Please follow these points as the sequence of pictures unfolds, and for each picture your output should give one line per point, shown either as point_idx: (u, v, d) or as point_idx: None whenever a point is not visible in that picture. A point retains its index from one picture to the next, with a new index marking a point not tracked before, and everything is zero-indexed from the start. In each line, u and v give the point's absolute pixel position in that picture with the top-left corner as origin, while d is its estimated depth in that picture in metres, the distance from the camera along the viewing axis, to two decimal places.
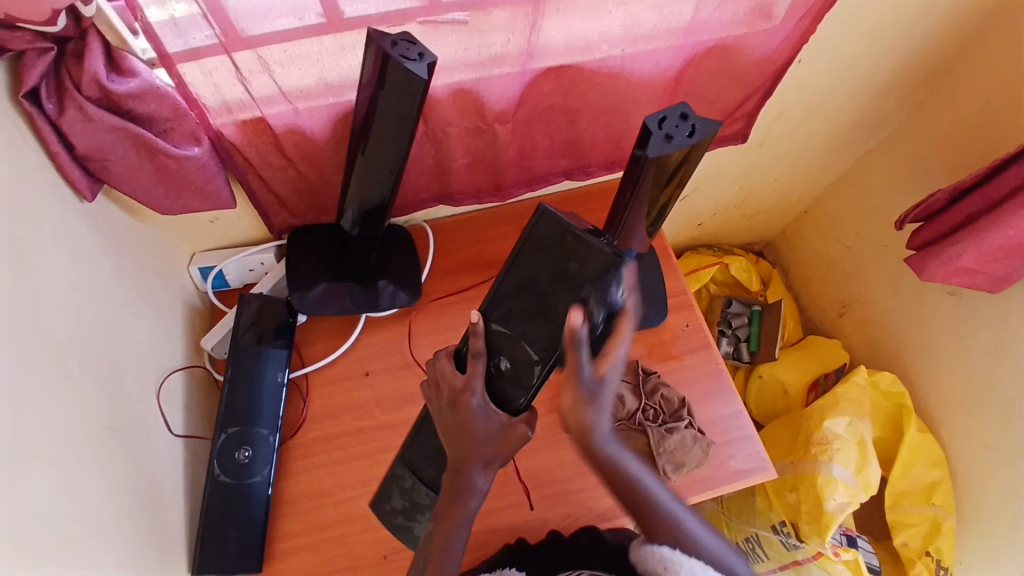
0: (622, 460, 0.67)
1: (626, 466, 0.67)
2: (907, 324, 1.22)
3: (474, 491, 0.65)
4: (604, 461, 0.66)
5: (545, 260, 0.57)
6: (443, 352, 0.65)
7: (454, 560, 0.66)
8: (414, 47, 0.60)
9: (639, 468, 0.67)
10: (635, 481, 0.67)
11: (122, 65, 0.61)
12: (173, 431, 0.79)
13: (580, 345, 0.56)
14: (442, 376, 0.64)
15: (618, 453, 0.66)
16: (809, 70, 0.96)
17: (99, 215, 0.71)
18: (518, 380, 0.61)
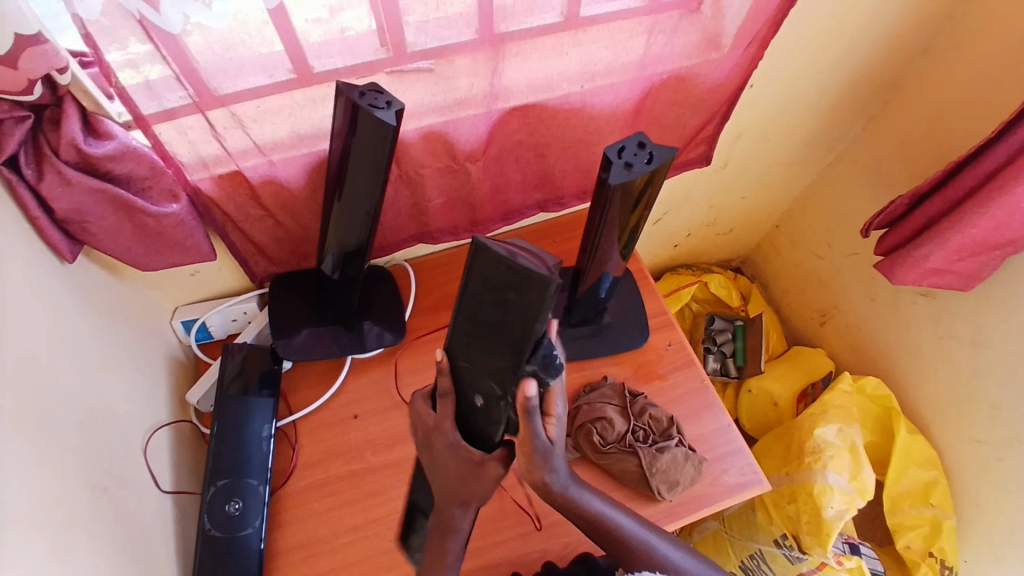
0: (582, 498, 0.69)
1: (586, 503, 0.69)
2: (886, 329, 1.25)
3: (459, 532, 0.67)
4: (568, 505, 0.68)
5: (481, 295, 0.49)
6: (419, 393, 0.64)
7: None
8: (382, 97, 0.63)
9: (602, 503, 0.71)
10: (598, 514, 0.70)
11: (99, 129, 0.63)
12: (161, 487, 0.78)
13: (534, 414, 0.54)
14: (418, 417, 0.63)
15: (580, 496, 0.69)
16: (763, 92, 1.01)
17: (80, 276, 0.72)
18: (490, 414, 0.57)
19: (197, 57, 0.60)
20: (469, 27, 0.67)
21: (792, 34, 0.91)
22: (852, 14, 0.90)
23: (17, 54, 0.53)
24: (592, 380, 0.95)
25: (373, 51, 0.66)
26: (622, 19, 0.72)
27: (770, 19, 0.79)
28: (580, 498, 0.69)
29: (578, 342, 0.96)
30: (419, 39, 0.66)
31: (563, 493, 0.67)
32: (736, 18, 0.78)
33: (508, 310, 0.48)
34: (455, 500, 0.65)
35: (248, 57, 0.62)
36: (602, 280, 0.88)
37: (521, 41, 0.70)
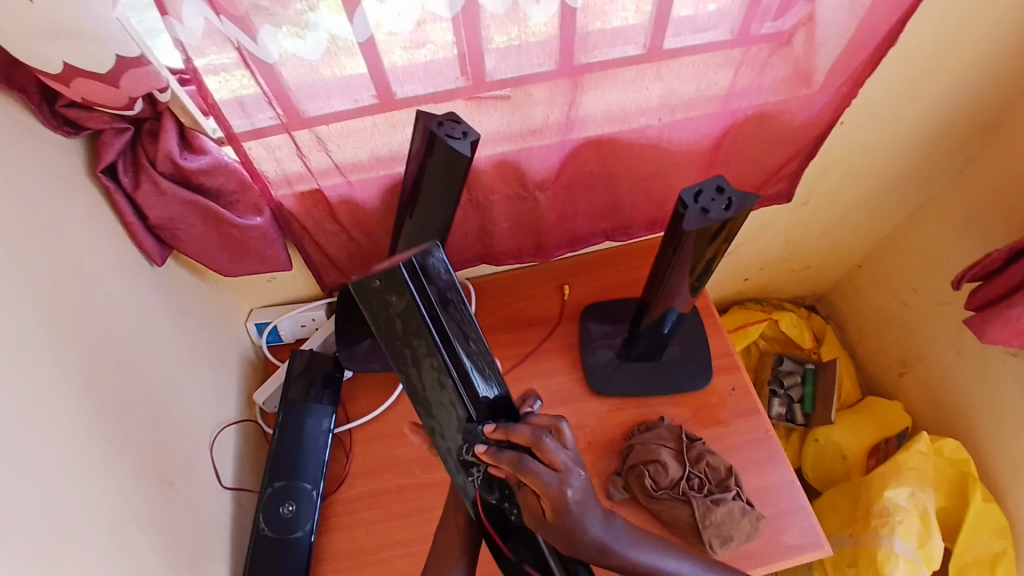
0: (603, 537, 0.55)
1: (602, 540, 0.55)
2: (973, 389, 1.14)
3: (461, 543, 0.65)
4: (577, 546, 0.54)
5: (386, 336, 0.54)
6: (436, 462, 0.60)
7: None
8: (458, 126, 0.64)
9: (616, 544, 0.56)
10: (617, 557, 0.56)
11: (195, 144, 0.67)
12: (222, 482, 0.82)
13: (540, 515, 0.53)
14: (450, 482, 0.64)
15: (598, 536, 0.54)
16: (852, 130, 0.96)
17: (167, 278, 0.77)
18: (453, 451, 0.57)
19: (289, 82, 0.63)
20: (549, 58, 0.67)
21: (888, 72, 0.86)
22: (958, 51, 0.84)
23: (120, 75, 0.56)
24: (648, 419, 0.92)
25: (453, 80, 0.67)
26: (707, 52, 0.70)
27: (866, 58, 0.75)
28: (600, 542, 0.55)
29: (637, 376, 0.93)
30: (499, 68, 0.67)
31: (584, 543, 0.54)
32: (831, 55, 0.75)
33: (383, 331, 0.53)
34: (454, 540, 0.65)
35: (335, 84, 0.64)
36: (667, 316, 0.85)
37: (600, 73, 0.70)
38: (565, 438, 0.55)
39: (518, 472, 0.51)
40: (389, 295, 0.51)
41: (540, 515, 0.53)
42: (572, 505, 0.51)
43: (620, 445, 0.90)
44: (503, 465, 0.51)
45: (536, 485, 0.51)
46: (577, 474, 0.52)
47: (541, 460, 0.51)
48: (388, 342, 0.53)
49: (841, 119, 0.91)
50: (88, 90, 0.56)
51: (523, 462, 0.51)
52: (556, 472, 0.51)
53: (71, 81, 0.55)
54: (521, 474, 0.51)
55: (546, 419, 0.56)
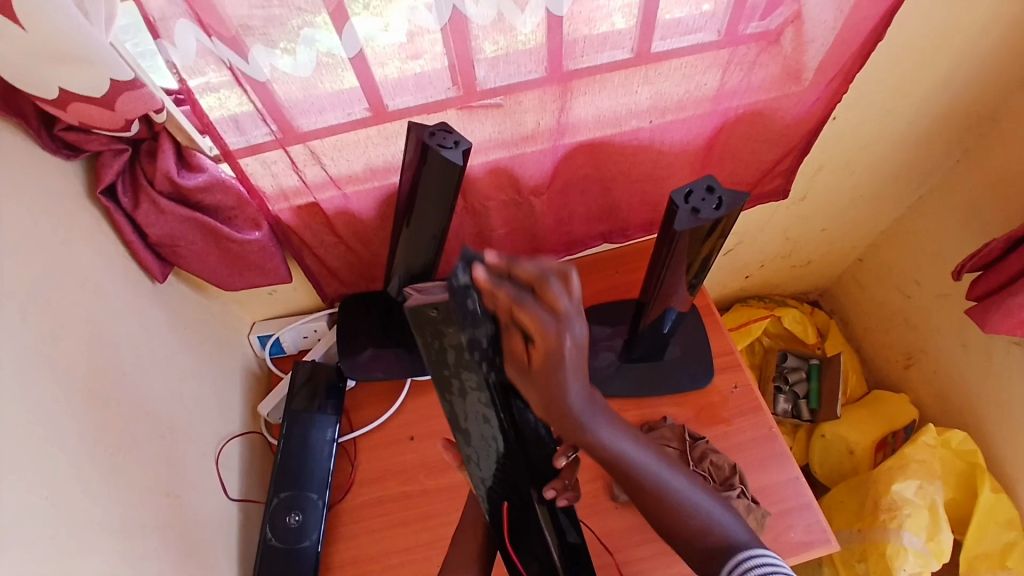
0: (604, 438, 0.56)
1: (596, 434, 0.55)
2: (978, 379, 1.14)
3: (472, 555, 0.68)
4: (582, 439, 0.56)
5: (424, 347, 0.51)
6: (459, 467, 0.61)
7: None
8: (451, 136, 0.65)
9: (617, 439, 0.57)
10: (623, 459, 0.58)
11: (192, 162, 0.69)
12: (229, 494, 0.83)
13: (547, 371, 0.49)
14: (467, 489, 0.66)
15: (597, 432, 0.55)
16: (846, 124, 0.96)
17: (169, 294, 0.78)
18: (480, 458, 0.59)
19: (282, 99, 0.64)
20: (538, 66, 0.67)
21: (879, 66, 0.86)
22: (948, 42, 0.84)
23: (115, 97, 0.57)
24: (651, 420, 0.92)
25: (443, 90, 0.68)
26: (696, 53, 0.71)
27: (855, 53, 0.76)
28: (599, 435, 0.55)
29: (638, 377, 0.94)
30: (489, 77, 0.68)
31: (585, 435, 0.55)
32: (819, 52, 0.75)
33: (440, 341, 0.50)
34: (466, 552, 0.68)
35: (328, 99, 0.65)
36: (666, 316, 0.86)
37: (589, 78, 0.70)
38: (572, 286, 0.47)
39: (512, 309, 0.46)
40: (442, 325, 0.49)
41: (526, 362, 0.51)
42: (563, 357, 0.48)
43: None
44: (497, 300, 0.46)
45: (533, 324, 0.46)
46: (580, 321, 0.48)
47: (543, 286, 0.46)
48: (434, 366, 0.52)
49: (834, 114, 0.92)
50: (84, 114, 0.58)
51: (520, 297, 0.46)
52: (556, 316, 0.46)
53: (67, 105, 0.56)
54: (515, 310, 0.46)
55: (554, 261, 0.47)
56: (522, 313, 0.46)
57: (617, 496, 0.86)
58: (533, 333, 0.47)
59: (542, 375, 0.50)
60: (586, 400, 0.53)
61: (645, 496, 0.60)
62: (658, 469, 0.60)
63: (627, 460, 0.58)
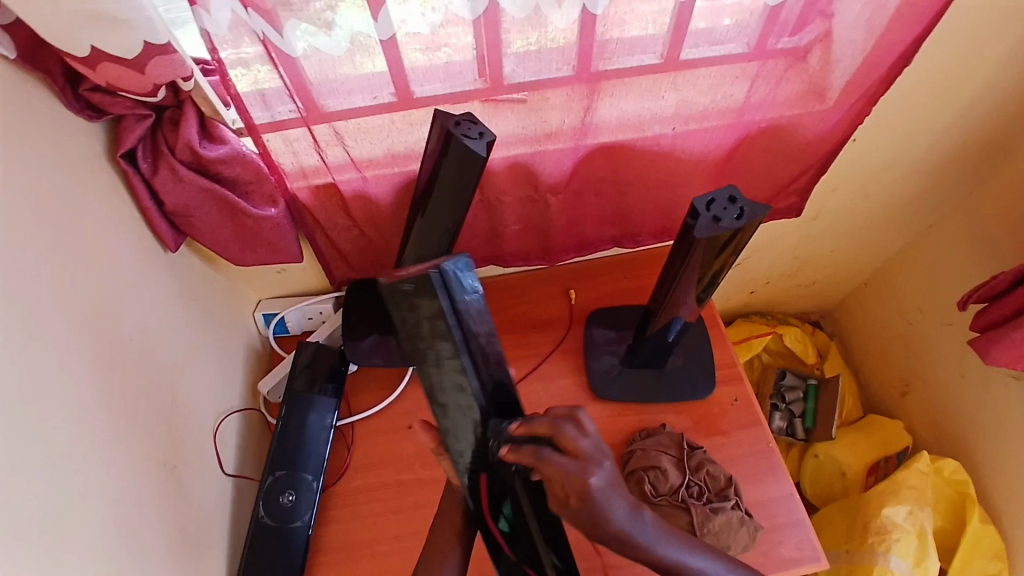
0: (664, 551, 0.53)
1: (657, 547, 0.52)
2: (975, 411, 1.14)
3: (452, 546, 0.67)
4: (643, 558, 0.52)
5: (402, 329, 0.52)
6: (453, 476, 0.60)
7: None
8: (475, 127, 0.65)
9: (677, 544, 0.54)
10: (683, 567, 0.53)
11: (213, 134, 0.68)
12: (225, 469, 0.83)
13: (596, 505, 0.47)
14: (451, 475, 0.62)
15: (658, 549, 0.52)
16: (865, 147, 0.96)
17: (180, 264, 0.78)
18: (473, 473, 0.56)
19: (311, 77, 0.64)
20: (567, 64, 0.67)
21: (902, 93, 0.87)
22: (974, 72, 0.84)
23: (146, 61, 0.57)
24: (649, 426, 0.92)
25: (471, 81, 0.68)
26: (724, 64, 0.71)
27: (881, 76, 0.76)
28: (660, 550, 0.52)
29: (639, 383, 0.94)
30: (517, 72, 0.68)
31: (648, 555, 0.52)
32: (846, 72, 0.75)
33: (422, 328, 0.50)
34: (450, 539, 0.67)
35: (356, 80, 0.65)
36: (672, 324, 0.86)
37: (616, 81, 0.70)
38: (583, 429, 0.48)
39: (537, 464, 0.48)
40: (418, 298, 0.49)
41: (566, 503, 0.48)
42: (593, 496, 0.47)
43: (620, 451, 0.90)
44: (522, 461, 0.49)
45: (556, 477, 0.47)
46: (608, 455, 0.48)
47: (568, 439, 0.47)
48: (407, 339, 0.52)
49: (854, 135, 0.92)
50: (112, 75, 0.58)
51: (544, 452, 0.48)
52: (577, 460, 0.47)
53: (97, 65, 0.56)
54: (541, 465, 0.48)
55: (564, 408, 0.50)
56: (548, 468, 0.47)
57: None
58: (558, 481, 0.47)
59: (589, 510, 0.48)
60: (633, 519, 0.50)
61: None
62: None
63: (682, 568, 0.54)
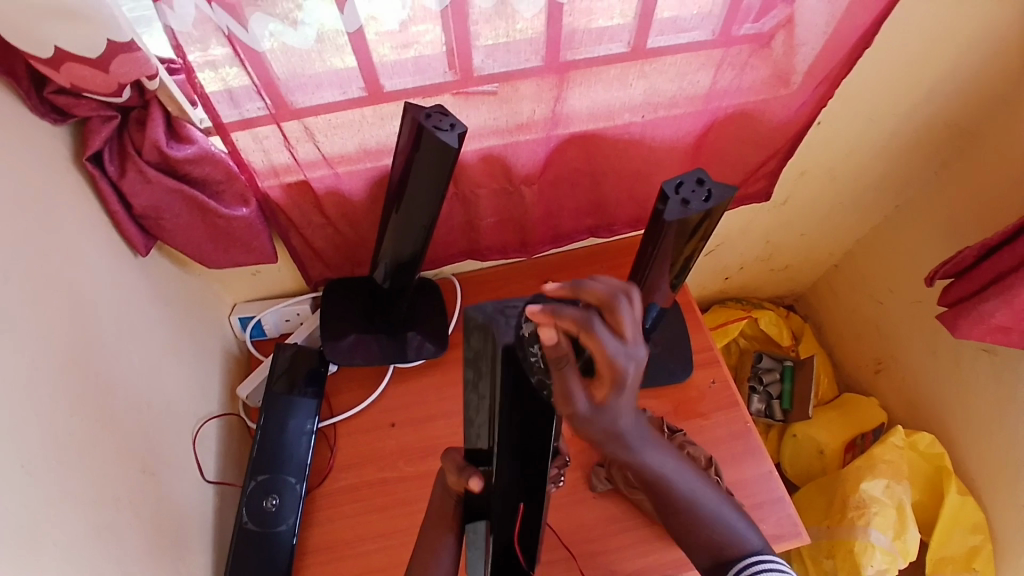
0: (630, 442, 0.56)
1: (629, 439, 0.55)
2: (945, 384, 1.18)
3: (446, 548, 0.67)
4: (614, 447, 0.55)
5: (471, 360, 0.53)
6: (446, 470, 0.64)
7: None
8: (446, 118, 0.65)
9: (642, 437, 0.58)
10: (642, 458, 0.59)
11: (182, 133, 0.67)
12: (206, 477, 0.82)
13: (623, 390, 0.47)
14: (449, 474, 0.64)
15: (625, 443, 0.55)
16: (830, 131, 0.98)
17: (151, 268, 0.77)
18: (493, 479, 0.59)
19: (279, 74, 0.63)
20: (536, 54, 0.68)
21: (863, 76, 0.89)
22: (932, 54, 0.87)
23: (110, 59, 0.56)
24: None
25: (441, 74, 0.68)
26: (691, 51, 0.72)
27: (843, 60, 0.78)
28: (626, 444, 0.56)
29: None
30: (486, 63, 0.68)
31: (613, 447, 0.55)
32: (808, 56, 0.77)
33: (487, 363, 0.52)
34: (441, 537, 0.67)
35: (325, 75, 0.65)
36: (648, 310, 0.87)
37: (585, 70, 0.71)
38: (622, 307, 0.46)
39: (584, 334, 0.44)
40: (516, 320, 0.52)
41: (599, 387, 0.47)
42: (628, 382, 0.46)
43: None
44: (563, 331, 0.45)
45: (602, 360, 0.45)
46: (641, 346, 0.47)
47: (620, 316, 0.45)
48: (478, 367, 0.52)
49: (819, 119, 0.94)
50: (77, 75, 0.56)
51: (595, 321, 0.44)
52: (622, 339, 0.45)
53: (61, 65, 0.55)
54: (588, 336, 0.44)
55: (618, 280, 0.47)
56: (596, 342, 0.44)
57: (595, 486, 0.87)
58: (601, 361, 0.45)
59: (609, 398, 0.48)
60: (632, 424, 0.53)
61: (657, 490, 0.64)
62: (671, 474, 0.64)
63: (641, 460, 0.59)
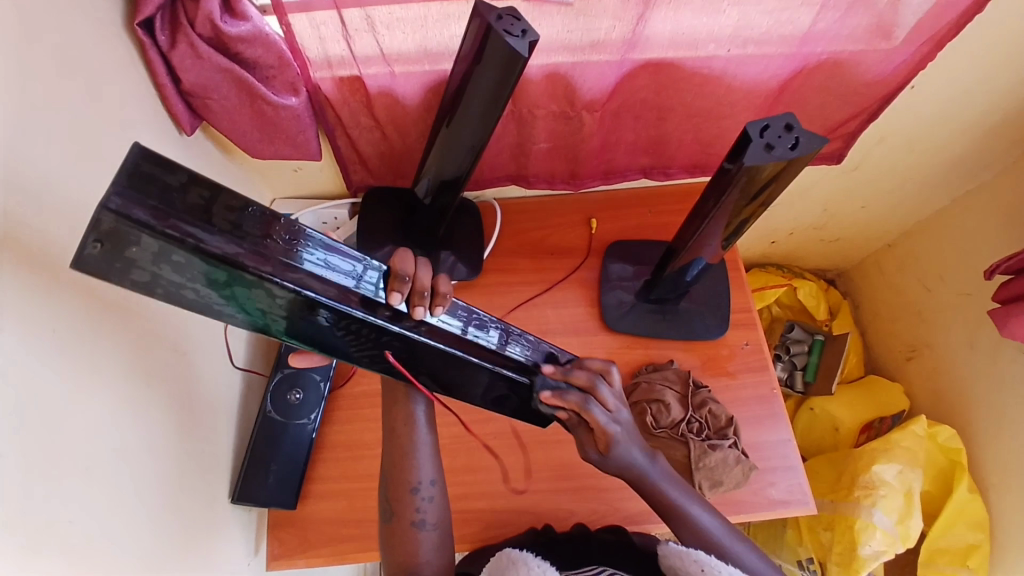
0: (669, 490, 0.70)
1: (666, 490, 0.70)
2: (979, 381, 1.14)
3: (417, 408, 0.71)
4: (649, 489, 0.70)
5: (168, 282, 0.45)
6: None
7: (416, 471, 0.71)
8: (518, 24, 0.59)
9: (682, 493, 0.71)
10: (681, 506, 0.70)
11: (236, 8, 0.63)
12: (234, 362, 0.83)
13: (618, 442, 0.66)
14: None
15: (664, 486, 0.70)
16: (923, 97, 0.90)
17: (195, 150, 0.75)
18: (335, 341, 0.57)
19: None
20: None
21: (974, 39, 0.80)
22: None
23: None
24: (657, 361, 0.92)
25: None
26: None
27: (961, 16, 0.69)
28: (667, 492, 0.70)
29: (652, 318, 0.93)
30: None
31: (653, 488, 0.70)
32: (920, 7, 0.69)
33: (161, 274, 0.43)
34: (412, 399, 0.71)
35: None
36: (693, 265, 0.84)
37: None
38: (613, 380, 0.67)
39: (584, 411, 0.63)
40: (130, 255, 0.41)
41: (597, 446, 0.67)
42: (619, 437, 0.65)
43: (625, 383, 0.90)
44: (568, 406, 0.63)
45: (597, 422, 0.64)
46: (623, 408, 0.66)
47: (603, 394, 0.64)
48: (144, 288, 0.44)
49: (914, 81, 0.86)
50: None
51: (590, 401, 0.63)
52: (607, 409, 0.64)
53: None
54: (586, 410, 0.63)
55: (586, 372, 0.65)
56: (590, 413, 0.63)
57: None
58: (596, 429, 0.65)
59: (615, 444, 0.65)
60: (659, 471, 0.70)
61: (689, 533, 0.70)
62: (717, 532, 0.70)
63: (684, 512, 0.70)
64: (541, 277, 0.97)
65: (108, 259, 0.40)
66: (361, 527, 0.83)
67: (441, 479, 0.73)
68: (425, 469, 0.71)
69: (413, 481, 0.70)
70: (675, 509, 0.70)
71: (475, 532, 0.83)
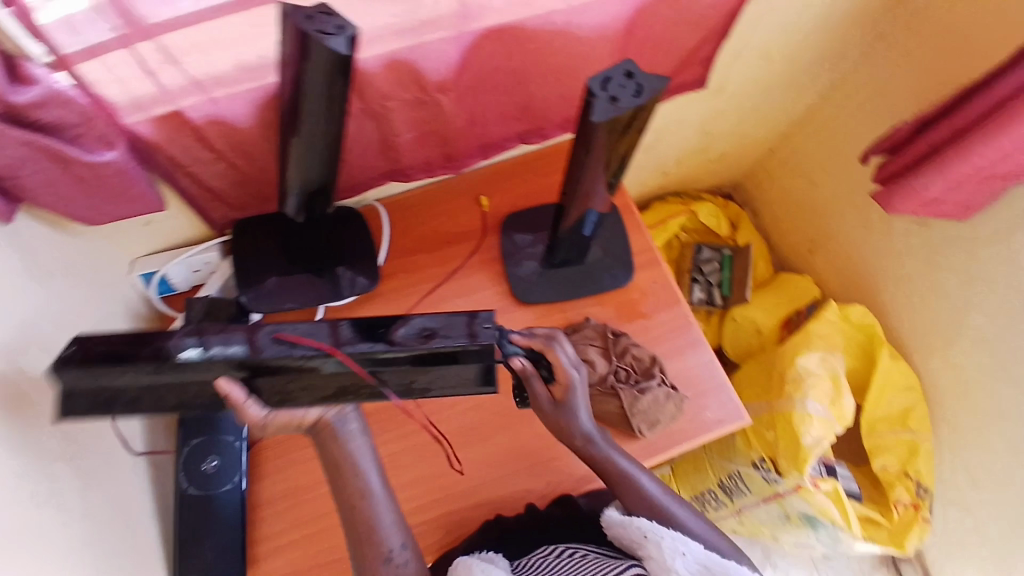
0: (615, 459, 0.75)
1: (612, 458, 0.75)
2: (874, 256, 1.22)
3: (366, 472, 0.68)
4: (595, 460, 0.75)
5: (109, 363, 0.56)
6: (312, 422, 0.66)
7: (387, 537, 0.67)
8: (332, 20, 0.55)
9: (628, 461, 0.76)
10: (627, 475, 0.74)
11: (21, 74, 0.54)
12: (133, 451, 0.76)
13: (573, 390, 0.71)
14: (282, 424, 0.63)
15: (610, 454, 0.75)
16: (768, 6, 0.91)
17: (23, 236, 0.64)
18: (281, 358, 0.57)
19: None
20: None
21: None
22: None
23: None
24: (576, 322, 0.92)
25: None
26: None
27: None
28: (613, 460, 0.75)
29: (562, 282, 0.92)
30: None
31: (599, 456, 0.75)
32: None
33: (101, 358, 0.56)
34: (356, 457, 0.67)
35: None
36: (587, 218, 0.83)
37: None
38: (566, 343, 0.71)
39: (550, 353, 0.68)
40: (83, 352, 0.56)
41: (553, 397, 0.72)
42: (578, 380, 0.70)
43: None
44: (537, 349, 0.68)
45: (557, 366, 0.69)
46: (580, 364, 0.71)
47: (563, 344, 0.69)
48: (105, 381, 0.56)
49: None
50: None
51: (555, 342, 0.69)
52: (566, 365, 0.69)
53: None
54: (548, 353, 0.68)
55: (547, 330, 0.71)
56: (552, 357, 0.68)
57: None
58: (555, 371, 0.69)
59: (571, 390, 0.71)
60: (604, 443, 0.75)
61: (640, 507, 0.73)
62: (666, 502, 0.74)
63: (630, 477, 0.74)
64: (444, 268, 0.94)
65: (69, 357, 0.55)
66: (322, 572, 0.79)
67: (412, 539, 0.69)
68: (393, 528, 0.68)
69: (384, 551, 0.66)
70: (620, 476, 0.74)
71: (437, 540, 0.81)
